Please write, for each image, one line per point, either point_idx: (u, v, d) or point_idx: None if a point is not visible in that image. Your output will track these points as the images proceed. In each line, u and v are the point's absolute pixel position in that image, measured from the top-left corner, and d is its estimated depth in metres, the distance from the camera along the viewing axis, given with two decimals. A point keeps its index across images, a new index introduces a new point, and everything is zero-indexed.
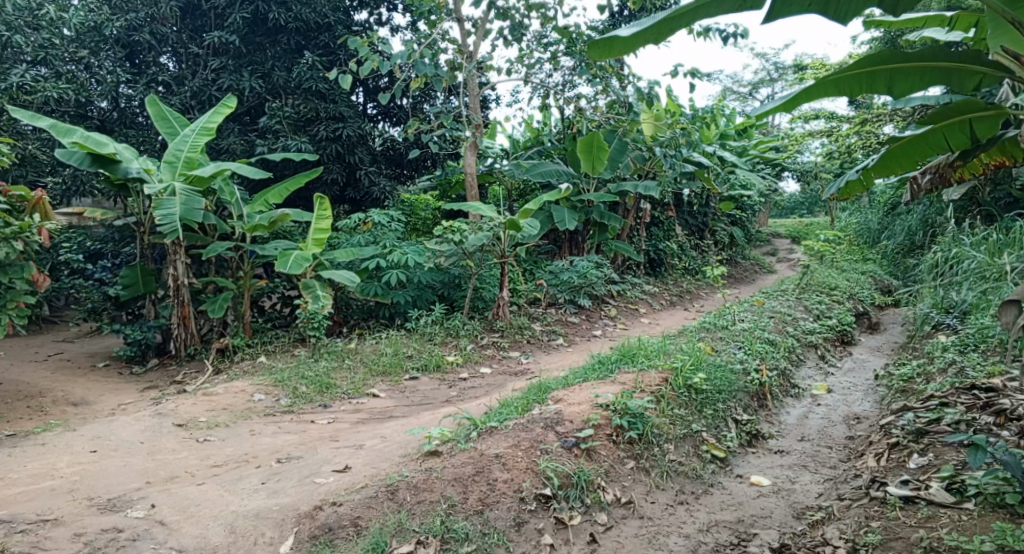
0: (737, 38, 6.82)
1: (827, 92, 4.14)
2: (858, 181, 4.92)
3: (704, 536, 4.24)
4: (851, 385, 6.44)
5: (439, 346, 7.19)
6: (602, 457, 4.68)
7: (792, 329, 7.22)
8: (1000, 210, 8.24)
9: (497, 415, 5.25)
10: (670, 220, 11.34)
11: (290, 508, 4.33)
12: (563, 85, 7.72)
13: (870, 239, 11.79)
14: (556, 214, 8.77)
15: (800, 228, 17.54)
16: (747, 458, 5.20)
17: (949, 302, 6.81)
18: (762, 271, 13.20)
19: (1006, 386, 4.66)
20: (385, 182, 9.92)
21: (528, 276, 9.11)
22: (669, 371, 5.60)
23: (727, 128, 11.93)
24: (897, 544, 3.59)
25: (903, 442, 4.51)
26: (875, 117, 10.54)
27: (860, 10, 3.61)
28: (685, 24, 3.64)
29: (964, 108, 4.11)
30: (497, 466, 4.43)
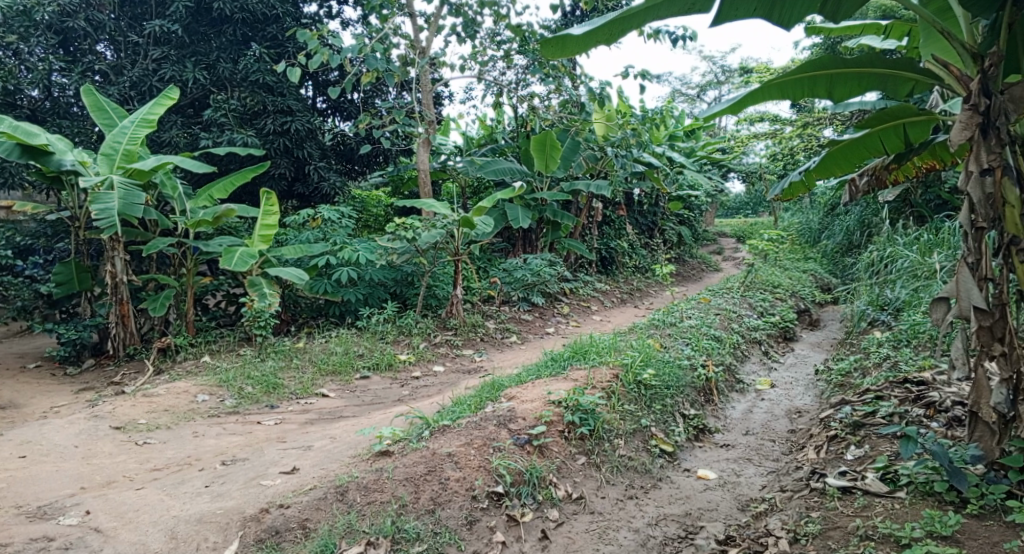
0: (686, 41, 6.93)
1: (772, 96, 4.24)
2: (801, 183, 5.03)
3: (654, 530, 4.28)
4: (793, 380, 6.64)
5: (390, 345, 7.06)
6: (553, 453, 4.67)
7: (737, 326, 7.40)
8: (931, 211, 8.70)
9: (450, 413, 5.19)
10: (620, 219, 11.49)
11: (234, 511, 4.12)
12: (517, 83, 7.69)
13: (811, 239, 12.28)
14: (510, 213, 8.74)
15: (741, 227, 18.06)
16: (694, 452, 5.26)
17: (884, 300, 7.12)
18: (708, 269, 13.52)
19: (935, 379, 4.81)
20: (334, 178, 9.68)
21: (482, 273, 9.07)
22: (619, 367, 5.66)
23: (675, 129, 12.19)
24: (836, 534, 3.53)
25: (841, 434, 4.62)
26: (816, 120, 11.17)
27: (804, 15, 3.67)
28: (634, 25, 3.71)
29: (897, 113, 4.20)
30: (449, 464, 4.39)
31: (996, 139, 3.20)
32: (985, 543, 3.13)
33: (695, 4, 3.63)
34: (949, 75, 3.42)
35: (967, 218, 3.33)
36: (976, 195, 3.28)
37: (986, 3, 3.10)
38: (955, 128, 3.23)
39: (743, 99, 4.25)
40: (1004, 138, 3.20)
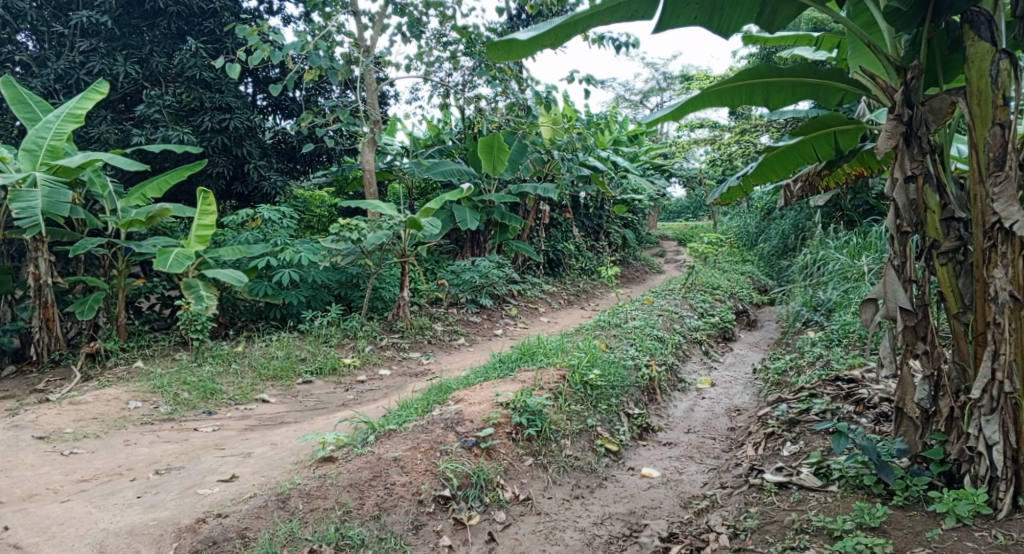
0: (629, 48, 7.05)
1: (711, 102, 4.37)
2: (739, 188, 5.18)
3: (599, 529, 4.32)
4: (733, 378, 6.83)
5: (334, 349, 6.92)
6: (501, 454, 4.67)
7: (679, 326, 7.58)
8: (860, 216, 9.12)
9: (396, 417, 5.12)
10: (567, 222, 11.61)
11: (169, 522, 3.95)
12: (464, 85, 7.67)
13: (749, 242, 12.68)
14: (459, 214, 8.69)
15: (683, 231, 18.53)
16: (638, 450, 5.34)
17: (816, 301, 7.41)
18: (651, 271, 13.78)
19: (863, 377, 5.03)
20: (276, 177, 9.44)
21: (429, 276, 9.01)
22: (566, 368, 5.72)
23: (619, 133, 12.42)
24: (772, 528, 3.63)
25: (777, 431, 4.78)
26: (753, 127, 11.60)
27: (742, 24, 3.81)
28: (578, 29, 3.73)
29: (828, 122, 4.37)
30: (394, 469, 4.33)
31: (918, 148, 3.32)
32: (909, 533, 3.22)
33: (638, 11, 3.68)
34: (876, 87, 3.54)
35: (892, 223, 3.44)
36: (901, 201, 3.40)
37: (910, 16, 3.26)
38: (881, 137, 3.34)
39: (684, 106, 4.34)
40: (926, 147, 3.33)
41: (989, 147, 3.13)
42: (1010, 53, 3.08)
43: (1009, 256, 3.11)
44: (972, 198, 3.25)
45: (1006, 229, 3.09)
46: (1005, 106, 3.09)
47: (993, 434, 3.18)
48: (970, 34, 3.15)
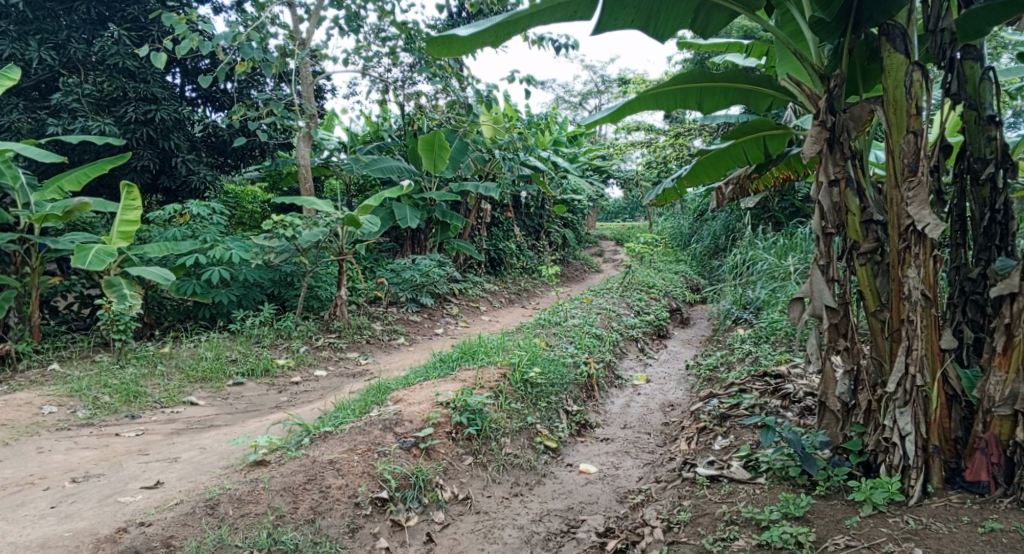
0: (569, 49, 7.10)
1: (647, 105, 4.46)
2: (674, 190, 5.30)
3: (537, 526, 4.35)
4: (667, 375, 7.00)
5: (267, 349, 6.73)
6: (440, 454, 4.65)
7: (617, 324, 7.71)
8: (786, 218, 9.51)
9: (332, 419, 5.01)
10: (508, 221, 11.62)
11: (86, 533, 3.76)
12: (403, 81, 7.54)
13: (682, 243, 13.02)
14: (398, 212, 8.57)
15: (620, 231, 18.88)
16: (576, 447, 5.41)
17: (746, 299, 7.67)
18: (590, 270, 13.96)
19: (789, 372, 5.24)
20: (205, 171, 9.11)
21: (368, 274, 8.88)
22: (507, 367, 5.74)
23: (559, 135, 12.52)
24: (704, 520, 3.73)
25: (709, 426, 4.92)
26: (686, 131, 11.93)
27: (676, 29, 3.90)
28: (519, 27, 3.74)
29: (758, 127, 4.48)
30: (330, 472, 4.25)
31: (840, 152, 3.47)
32: (830, 521, 3.36)
33: (578, 11, 3.71)
34: (802, 94, 3.67)
35: (817, 224, 3.57)
36: (826, 203, 3.53)
37: (833, 25, 3.43)
38: (806, 142, 3.47)
39: (622, 109, 4.42)
40: (847, 152, 3.48)
41: (904, 153, 3.29)
42: (922, 65, 3.25)
43: (922, 257, 3.27)
44: (889, 202, 3.40)
45: (918, 232, 3.25)
46: (918, 115, 3.25)
47: (906, 425, 3.33)
48: (886, 45, 3.29)
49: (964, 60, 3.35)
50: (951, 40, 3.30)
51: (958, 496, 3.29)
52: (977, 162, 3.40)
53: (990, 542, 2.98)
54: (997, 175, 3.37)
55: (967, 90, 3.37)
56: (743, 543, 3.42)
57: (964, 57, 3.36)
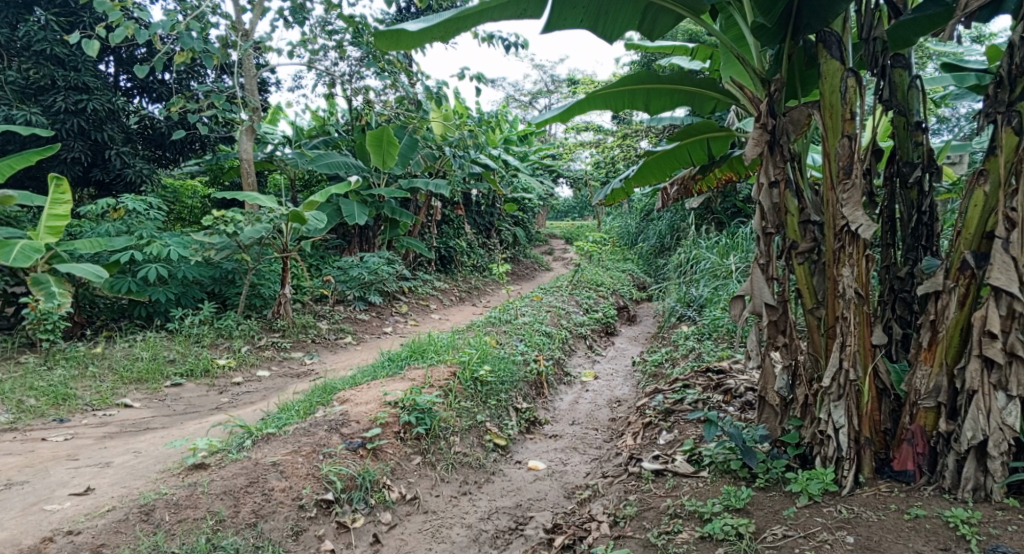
0: (518, 48, 7.09)
1: (596, 105, 4.51)
2: (622, 190, 5.35)
3: (485, 524, 4.36)
4: (614, 371, 7.09)
5: (207, 349, 6.54)
6: (388, 455, 4.61)
7: (566, 322, 7.77)
8: (728, 218, 9.74)
9: (275, 420, 4.90)
10: (458, 219, 11.56)
11: (8, 543, 3.57)
12: (350, 75, 7.38)
13: (630, 241, 13.22)
14: (345, 208, 8.43)
15: (570, 230, 19.04)
16: (525, 444, 5.42)
17: (690, 297, 7.84)
18: (540, 268, 14.03)
19: (730, 368, 5.38)
20: (142, 164, 8.78)
21: (314, 271, 8.72)
22: (456, 365, 5.72)
23: (509, 133, 12.52)
24: (649, 514, 3.79)
25: (654, 421, 5.00)
26: (633, 133, 12.12)
27: (623, 31, 3.94)
28: (469, 24, 3.73)
29: (702, 129, 4.58)
30: (274, 474, 4.17)
31: (780, 154, 3.56)
32: (769, 512, 3.45)
33: (527, 10, 3.72)
34: (744, 97, 3.77)
35: (758, 225, 3.66)
36: (766, 204, 3.63)
37: (773, 32, 3.48)
38: (748, 144, 3.56)
39: (571, 109, 4.47)
40: (787, 155, 3.57)
41: (839, 157, 3.40)
42: (855, 71, 3.37)
43: (855, 256, 3.39)
44: (825, 203, 3.51)
45: (852, 232, 3.37)
46: (852, 120, 3.37)
47: (839, 418, 3.44)
48: (823, 52, 3.39)
49: (894, 68, 3.51)
50: (883, 49, 3.47)
51: (887, 485, 3.41)
52: (906, 167, 3.54)
53: (915, 528, 3.09)
54: (924, 179, 3.52)
55: (897, 98, 3.51)
56: (686, 536, 3.49)
57: (893, 64, 3.52)
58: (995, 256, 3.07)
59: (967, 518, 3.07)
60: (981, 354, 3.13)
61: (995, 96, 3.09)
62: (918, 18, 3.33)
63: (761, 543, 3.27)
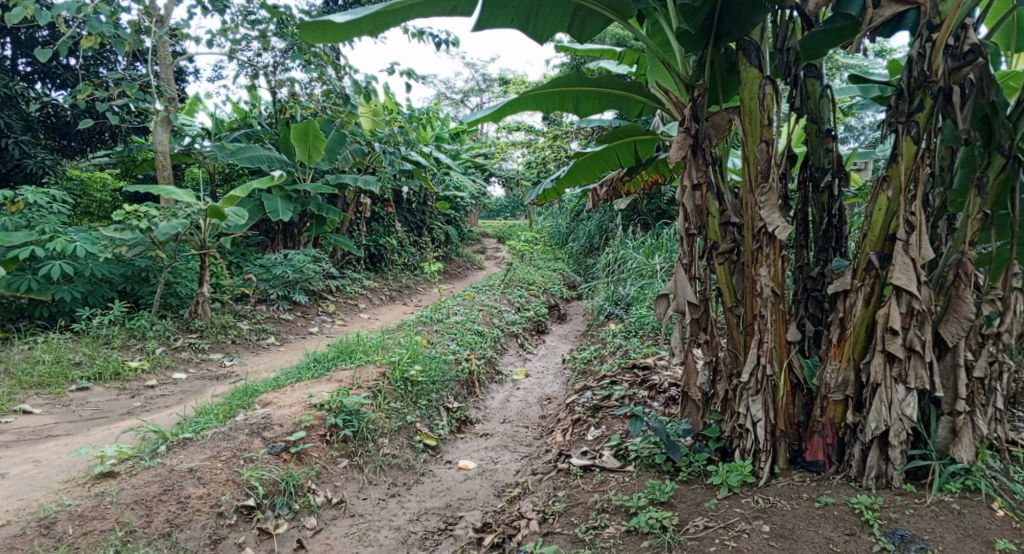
0: (449, 46, 7.02)
1: (526, 105, 4.52)
2: (553, 190, 5.38)
3: (414, 526, 4.31)
4: (544, 368, 7.15)
5: (117, 351, 6.22)
6: (313, 458, 4.52)
7: (498, 321, 7.77)
8: (654, 219, 9.98)
9: (192, 425, 4.69)
10: (389, 216, 11.40)
11: None
12: (274, 67, 7.12)
13: (560, 241, 13.37)
14: (268, 204, 8.18)
15: (503, 229, 19.09)
16: (456, 443, 5.38)
17: (617, 296, 7.99)
18: (472, 267, 14.01)
19: (656, 364, 5.51)
20: (44, 155, 8.24)
21: (235, 269, 8.41)
22: (386, 365, 5.63)
23: (441, 131, 12.42)
24: (577, 510, 3.83)
25: (583, 418, 5.06)
26: (564, 134, 12.26)
27: (553, 32, 3.96)
28: (398, 18, 3.67)
29: (628, 132, 4.65)
30: (190, 481, 4.01)
31: (703, 158, 3.65)
32: (691, 504, 3.54)
33: (457, 8, 3.71)
34: (669, 101, 3.85)
35: (682, 226, 3.75)
36: (689, 205, 3.71)
37: (697, 37, 3.56)
38: (672, 147, 3.64)
39: (502, 109, 4.47)
40: (709, 158, 3.66)
41: (757, 161, 3.51)
42: (772, 79, 3.48)
43: (772, 257, 3.51)
44: (744, 206, 3.63)
45: (769, 234, 3.49)
46: (770, 126, 3.48)
47: (757, 412, 3.56)
48: (743, 60, 3.50)
49: (807, 78, 3.66)
50: (796, 60, 3.60)
51: (800, 475, 3.56)
52: (818, 171, 3.70)
53: (825, 516, 3.22)
54: (834, 184, 3.69)
55: (808, 105, 3.66)
56: (613, 530, 3.54)
57: (806, 75, 3.67)
58: (896, 257, 3.24)
59: (870, 504, 3.23)
60: (884, 350, 3.30)
61: (896, 105, 3.23)
62: (827, 29, 3.45)
63: (684, 535, 3.35)
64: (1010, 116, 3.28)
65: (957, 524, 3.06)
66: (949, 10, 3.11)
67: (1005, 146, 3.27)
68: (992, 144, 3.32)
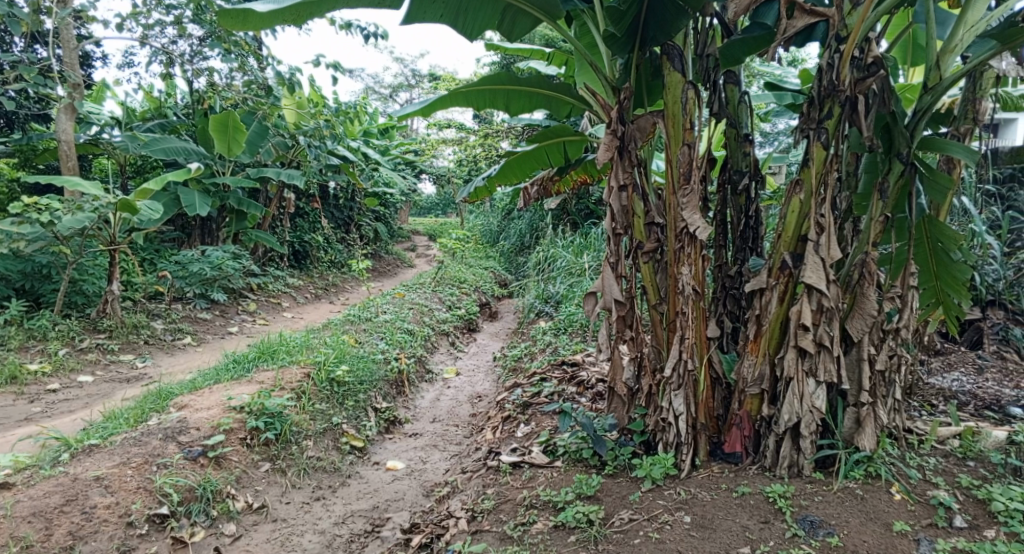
0: (377, 38, 6.87)
1: (457, 102, 4.47)
2: (484, 188, 5.33)
3: (339, 529, 4.21)
4: (475, 367, 7.11)
5: (15, 353, 5.81)
6: (232, 463, 4.36)
7: (428, 319, 7.69)
8: (582, 219, 10.12)
9: (99, 431, 4.44)
10: (314, 211, 11.13)
11: None
12: (192, 55, 6.75)
13: (492, 240, 13.38)
14: (184, 198, 7.82)
15: (434, 226, 18.96)
16: (383, 444, 5.28)
17: (548, 294, 8.04)
18: (402, 264, 13.84)
19: (584, 360, 5.57)
20: None
21: (148, 266, 8.02)
22: (311, 366, 5.48)
23: (370, 125, 12.19)
24: (506, 507, 3.82)
25: (513, 414, 5.06)
26: (495, 133, 12.26)
27: (482, 30, 3.92)
28: (324, 8, 3.56)
29: (558, 133, 4.69)
30: (96, 490, 3.81)
31: (629, 160, 3.70)
32: (617, 497, 3.58)
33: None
34: (597, 103, 3.88)
35: (609, 225, 3.79)
36: (616, 206, 3.76)
37: (624, 41, 3.59)
38: (600, 149, 3.67)
39: (432, 104, 4.40)
40: (635, 161, 3.72)
41: (679, 163, 3.58)
42: (695, 83, 3.55)
43: (693, 257, 3.60)
44: (667, 207, 3.69)
45: (691, 235, 3.56)
46: (691, 129, 3.56)
47: (679, 406, 3.64)
48: (667, 64, 3.55)
49: (726, 84, 3.78)
50: (715, 66, 3.70)
51: (719, 466, 3.67)
52: (736, 175, 3.81)
53: (742, 505, 3.32)
54: (751, 186, 3.81)
55: (727, 110, 3.77)
56: (541, 526, 3.55)
57: (726, 81, 3.79)
58: (807, 257, 3.37)
59: (783, 492, 3.34)
60: (796, 345, 3.42)
61: (808, 113, 3.37)
62: (745, 38, 3.63)
63: (609, 528, 3.39)
64: (908, 125, 3.44)
65: (860, 508, 3.20)
66: (854, 24, 3.23)
67: (904, 153, 3.45)
68: (892, 151, 3.49)
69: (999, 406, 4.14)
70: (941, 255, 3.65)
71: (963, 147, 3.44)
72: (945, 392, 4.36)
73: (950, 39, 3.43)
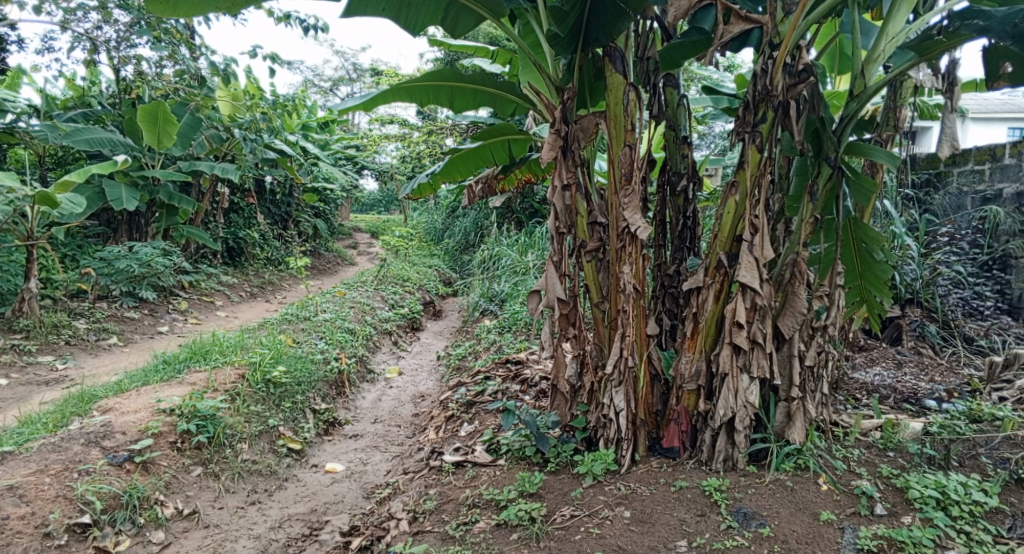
0: (317, 31, 6.71)
1: (400, 97, 4.40)
2: (428, 185, 5.26)
3: (275, 533, 4.09)
4: (417, 366, 7.03)
5: None
6: (161, 468, 4.19)
7: (370, 318, 7.56)
8: (526, 218, 10.14)
9: (14, 436, 4.21)
10: (250, 207, 10.82)
11: None
12: (117, 42, 6.32)
13: (436, 237, 13.29)
14: (110, 192, 7.47)
15: (376, 223, 18.70)
16: (322, 446, 5.16)
17: (492, 293, 8.03)
18: (343, 262, 13.57)
19: (527, 358, 5.58)
20: None
21: (70, 264, 7.68)
22: (246, 366, 5.31)
23: (309, 119, 11.91)
24: (448, 507, 3.79)
25: (456, 414, 5.01)
26: (438, 130, 12.19)
27: (426, 25, 3.87)
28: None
29: (503, 131, 4.67)
30: (9, 500, 3.62)
31: (572, 159, 3.71)
32: (558, 494, 3.59)
33: None
34: (540, 102, 3.88)
35: (552, 225, 3.79)
36: (559, 206, 3.77)
37: (567, 41, 3.59)
38: (543, 148, 3.67)
39: (374, 99, 4.33)
40: (578, 161, 3.73)
41: (621, 163, 3.61)
42: (636, 86, 3.59)
43: (634, 256, 3.63)
44: (609, 206, 3.72)
45: (632, 234, 3.60)
46: (632, 131, 3.60)
47: (619, 402, 3.68)
48: (609, 66, 3.57)
49: (665, 86, 3.84)
50: (655, 69, 3.77)
51: (657, 461, 3.73)
52: (675, 175, 3.87)
53: (679, 499, 3.38)
54: (689, 187, 3.88)
55: (667, 113, 3.83)
56: (483, 525, 3.53)
57: (665, 83, 3.84)
58: (742, 256, 3.45)
59: (719, 485, 3.41)
60: (731, 342, 3.50)
61: (743, 117, 3.44)
62: (683, 42, 3.67)
63: (551, 525, 3.39)
64: (836, 130, 3.55)
65: (789, 499, 3.30)
66: (786, 32, 3.31)
67: (832, 157, 3.56)
68: (820, 155, 3.60)
69: (916, 399, 4.34)
70: (865, 255, 3.79)
71: (886, 152, 3.58)
72: (868, 387, 4.54)
73: (874, 49, 3.52)
